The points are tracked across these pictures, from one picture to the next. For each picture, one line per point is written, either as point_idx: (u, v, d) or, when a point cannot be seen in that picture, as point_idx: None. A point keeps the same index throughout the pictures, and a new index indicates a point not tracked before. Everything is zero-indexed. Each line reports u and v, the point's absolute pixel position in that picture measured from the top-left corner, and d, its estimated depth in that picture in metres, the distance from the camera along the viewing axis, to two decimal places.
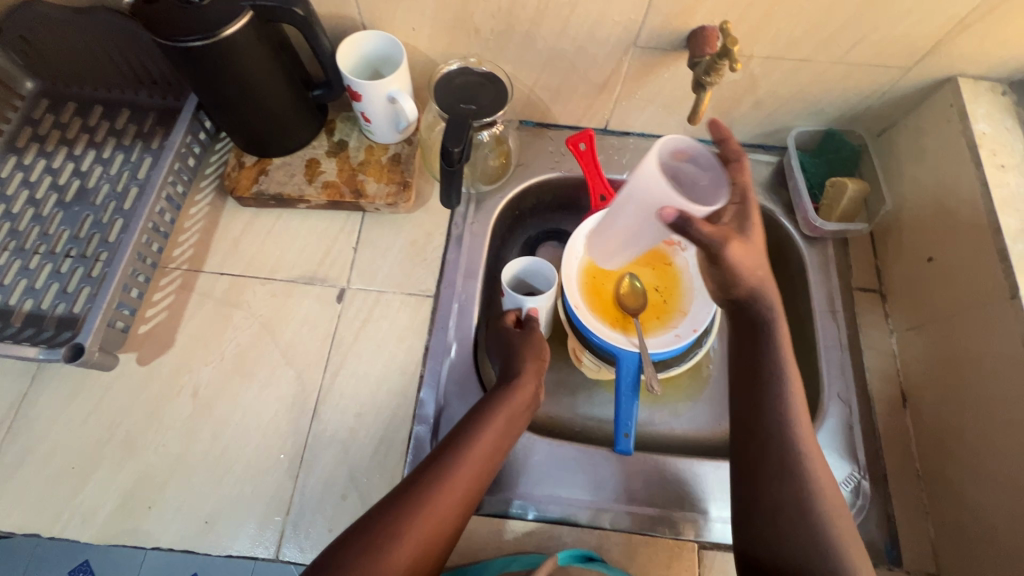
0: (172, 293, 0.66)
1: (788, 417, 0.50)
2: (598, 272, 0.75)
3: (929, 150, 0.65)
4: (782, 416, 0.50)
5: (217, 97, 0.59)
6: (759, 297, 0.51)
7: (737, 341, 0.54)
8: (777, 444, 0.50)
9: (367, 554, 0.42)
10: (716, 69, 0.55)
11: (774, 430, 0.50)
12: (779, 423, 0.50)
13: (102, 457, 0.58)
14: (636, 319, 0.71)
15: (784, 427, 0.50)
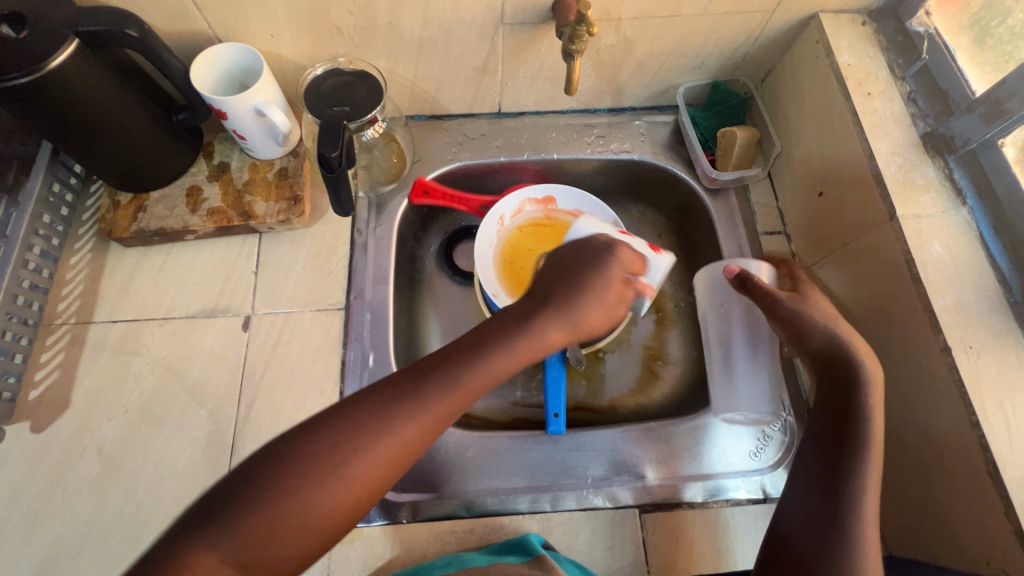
0: (62, 350, 0.62)
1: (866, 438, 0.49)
2: (513, 257, 0.75)
3: (805, 88, 0.66)
4: (858, 453, 0.49)
5: (67, 138, 0.55)
6: (845, 354, 0.53)
7: (822, 398, 0.54)
8: (842, 485, 0.48)
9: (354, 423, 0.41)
10: (579, 36, 0.54)
11: (857, 460, 0.49)
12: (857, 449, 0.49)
13: (4, 538, 0.54)
14: None
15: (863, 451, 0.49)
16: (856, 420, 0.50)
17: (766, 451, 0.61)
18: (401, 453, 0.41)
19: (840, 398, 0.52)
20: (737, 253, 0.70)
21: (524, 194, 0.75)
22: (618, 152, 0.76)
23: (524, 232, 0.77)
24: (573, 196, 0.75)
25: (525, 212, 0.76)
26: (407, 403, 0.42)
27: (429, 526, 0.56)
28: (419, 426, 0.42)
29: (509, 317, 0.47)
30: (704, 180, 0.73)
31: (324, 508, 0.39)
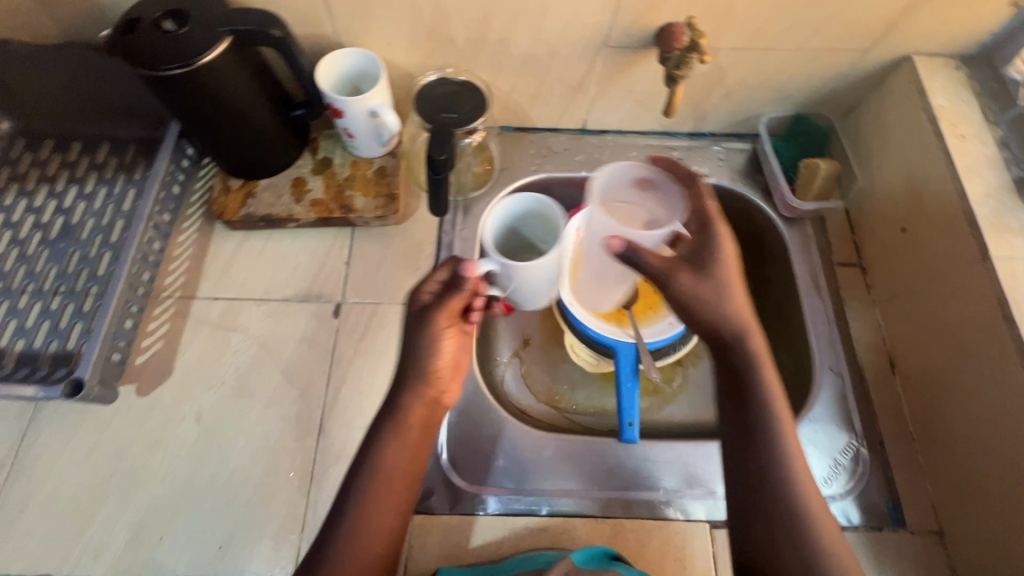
0: (167, 321, 0.66)
1: (769, 414, 0.49)
2: None
3: (893, 126, 0.68)
4: (782, 448, 0.48)
5: (202, 122, 0.60)
6: (738, 333, 0.50)
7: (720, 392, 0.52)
8: (769, 480, 0.47)
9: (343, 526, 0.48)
10: (687, 63, 0.58)
11: (768, 447, 0.48)
12: (764, 433, 0.48)
13: (108, 492, 0.57)
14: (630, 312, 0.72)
15: (767, 441, 0.48)
16: (746, 400, 0.49)
17: (838, 479, 0.61)
18: (384, 517, 0.49)
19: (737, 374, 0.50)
20: (812, 282, 0.72)
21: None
22: (696, 175, 0.79)
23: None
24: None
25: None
26: (376, 489, 0.49)
27: (505, 520, 0.58)
28: (396, 497, 0.50)
29: (409, 370, 0.54)
30: (782, 208, 0.75)
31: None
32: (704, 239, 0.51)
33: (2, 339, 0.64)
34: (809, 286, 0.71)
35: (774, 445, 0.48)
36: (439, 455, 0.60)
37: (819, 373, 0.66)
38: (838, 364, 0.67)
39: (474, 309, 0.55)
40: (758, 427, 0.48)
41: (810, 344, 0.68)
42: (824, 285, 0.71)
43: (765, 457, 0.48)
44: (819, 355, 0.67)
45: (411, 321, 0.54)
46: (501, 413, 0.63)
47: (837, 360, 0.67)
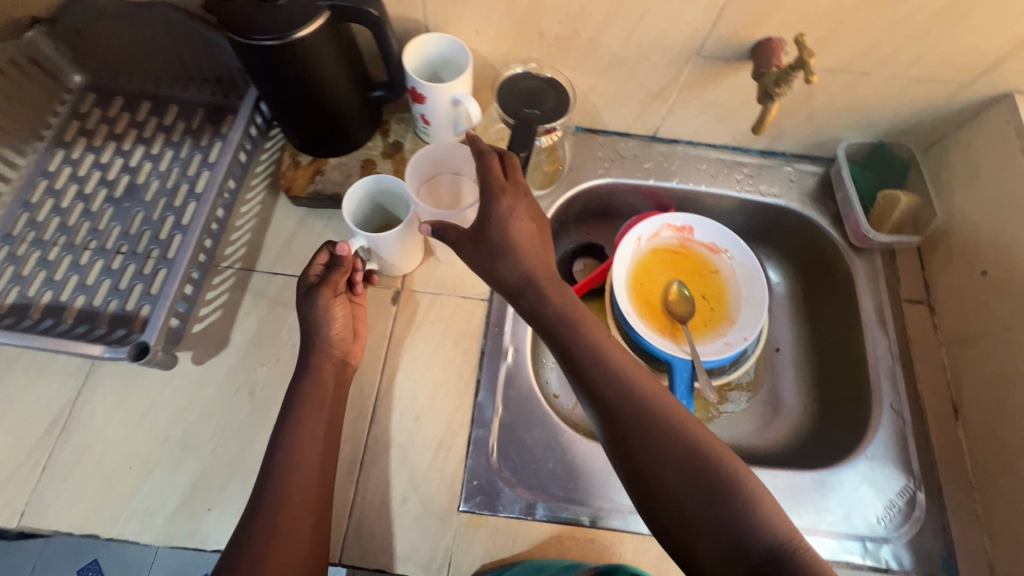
0: (226, 291, 0.66)
1: (603, 366, 0.50)
2: (644, 279, 0.76)
3: (983, 165, 0.66)
4: (607, 384, 0.49)
5: (284, 96, 0.59)
6: (522, 278, 0.54)
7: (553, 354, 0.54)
8: (629, 418, 0.47)
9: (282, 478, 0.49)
10: (787, 81, 0.55)
11: (614, 388, 0.49)
12: (606, 379, 0.49)
13: (159, 458, 0.57)
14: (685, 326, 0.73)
15: (617, 380, 0.49)
16: (580, 359, 0.51)
17: (892, 520, 0.60)
18: (314, 480, 0.50)
19: (556, 337, 0.53)
20: (877, 316, 0.70)
21: (665, 219, 0.76)
22: (765, 194, 0.77)
23: (658, 255, 0.77)
24: (712, 229, 0.76)
25: (661, 237, 0.77)
26: (281, 454, 0.50)
27: (552, 528, 0.57)
28: (315, 462, 0.51)
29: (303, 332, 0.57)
30: (852, 237, 0.73)
31: (286, 555, 0.46)
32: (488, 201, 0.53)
33: (63, 294, 0.64)
34: (874, 320, 0.70)
35: (621, 382, 0.49)
36: (489, 455, 0.60)
37: (879, 410, 0.65)
38: (899, 403, 0.65)
39: (358, 283, 0.61)
40: (588, 374, 0.50)
41: (872, 379, 0.67)
42: (889, 321, 0.70)
43: (607, 391, 0.49)
44: (880, 392, 0.66)
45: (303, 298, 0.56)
46: (554, 419, 0.62)
47: (898, 399, 0.65)
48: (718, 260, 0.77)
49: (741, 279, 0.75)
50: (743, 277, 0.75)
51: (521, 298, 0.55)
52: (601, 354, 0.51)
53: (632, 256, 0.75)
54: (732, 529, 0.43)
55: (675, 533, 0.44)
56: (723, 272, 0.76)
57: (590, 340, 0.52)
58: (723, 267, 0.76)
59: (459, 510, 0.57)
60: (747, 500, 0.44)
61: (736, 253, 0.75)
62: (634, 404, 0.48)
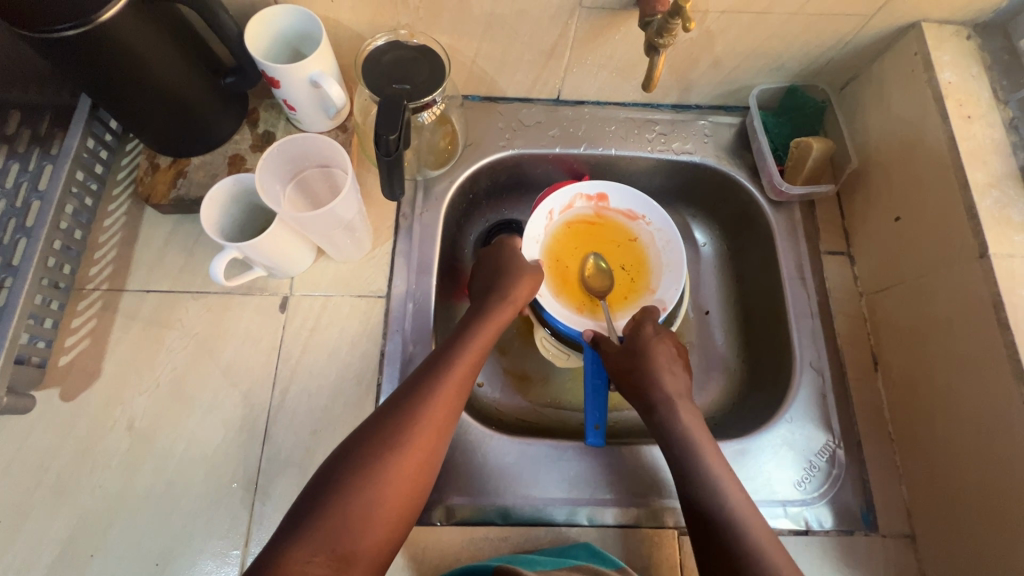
0: (93, 317, 0.60)
1: (703, 461, 0.52)
2: (560, 254, 0.71)
3: (894, 103, 0.62)
4: (702, 466, 0.52)
5: (110, 95, 0.52)
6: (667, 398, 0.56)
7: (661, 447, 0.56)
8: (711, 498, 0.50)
9: (378, 449, 0.46)
10: (669, 30, 0.49)
11: (699, 471, 0.52)
12: (699, 466, 0.52)
13: (32, 507, 0.53)
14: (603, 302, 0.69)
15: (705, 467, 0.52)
16: (683, 458, 0.53)
17: (811, 481, 0.59)
18: (446, 409, 0.50)
19: (672, 447, 0.54)
20: (797, 272, 0.67)
21: (578, 188, 0.71)
22: (679, 152, 0.72)
23: (573, 227, 0.73)
24: (628, 195, 0.71)
25: (575, 208, 0.72)
26: (429, 385, 0.50)
27: (464, 530, 0.55)
28: (445, 398, 0.50)
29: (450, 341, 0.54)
30: (769, 191, 0.70)
31: (408, 467, 0.46)
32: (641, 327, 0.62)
33: None
34: (793, 276, 0.67)
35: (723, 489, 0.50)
36: None
37: (799, 370, 0.63)
38: (819, 360, 0.63)
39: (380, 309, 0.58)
40: (696, 485, 0.51)
41: (793, 338, 0.65)
42: (809, 276, 0.67)
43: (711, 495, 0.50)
44: (800, 350, 0.64)
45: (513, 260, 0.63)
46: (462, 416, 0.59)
47: (819, 357, 0.63)
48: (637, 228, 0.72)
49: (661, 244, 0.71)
50: (662, 243, 0.71)
51: (656, 411, 0.56)
52: (706, 447, 0.53)
53: (544, 230, 0.71)
54: None
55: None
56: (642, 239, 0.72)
57: (705, 451, 0.53)
58: (643, 234, 0.72)
59: None
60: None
61: (655, 219, 0.71)
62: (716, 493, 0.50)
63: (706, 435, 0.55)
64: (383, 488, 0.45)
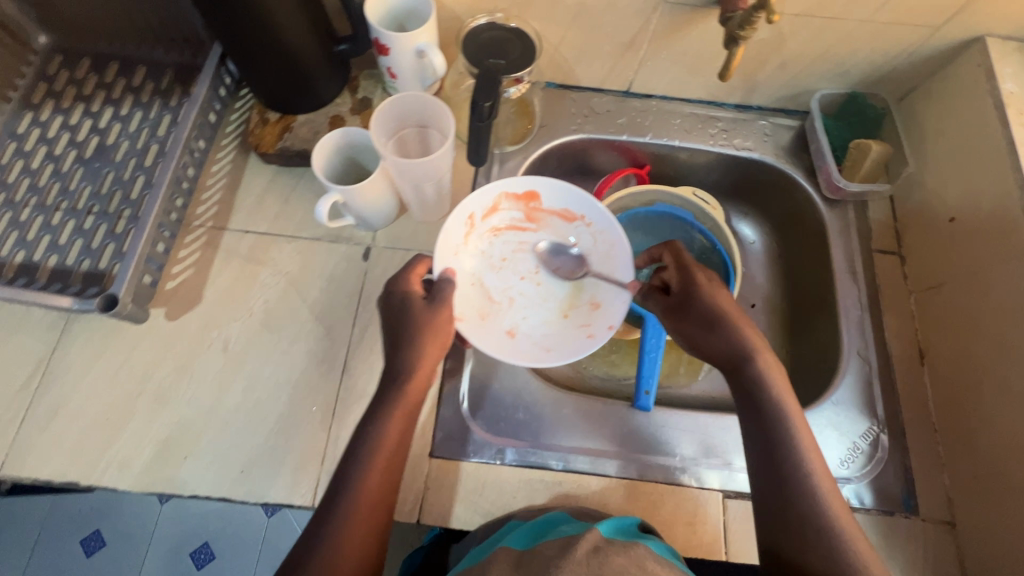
0: (198, 250, 0.66)
1: (783, 416, 0.50)
2: (487, 267, 0.66)
3: (955, 111, 0.65)
4: (778, 426, 0.50)
5: (244, 48, 0.59)
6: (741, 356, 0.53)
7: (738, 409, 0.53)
8: (779, 462, 0.48)
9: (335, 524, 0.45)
10: (751, 23, 0.54)
11: (774, 437, 0.49)
12: (775, 424, 0.50)
13: (135, 409, 0.58)
14: (571, 327, 0.64)
15: (778, 428, 0.49)
16: (761, 414, 0.51)
17: (855, 462, 0.61)
18: (381, 469, 0.48)
19: (757, 405, 0.51)
20: (848, 266, 0.70)
21: (501, 190, 0.63)
22: (740, 148, 0.76)
23: (502, 232, 0.66)
24: (564, 194, 0.63)
25: (502, 210, 0.65)
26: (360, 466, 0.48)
27: (521, 472, 0.58)
28: (384, 463, 0.49)
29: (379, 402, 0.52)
30: (826, 188, 0.73)
31: (350, 555, 0.44)
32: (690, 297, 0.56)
33: (36, 254, 0.64)
34: (844, 270, 0.70)
35: (803, 468, 0.48)
36: (459, 404, 0.61)
37: (846, 357, 0.66)
38: (866, 349, 0.66)
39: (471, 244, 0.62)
40: (781, 459, 0.48)
41: (840, 328, 0.67)
42: (860, 270, 0.70)
43: (785, 471, 0.48)
44: (847, 339, 0.66)
45: (405, 318, 0.53)
46: (523, 368, 0.64)
47: (866, 346, 0.66)
48: (575, 226, 0.65)
49: (604, 249, 0.65)
50: (608, 245, 0.64)
51: (742, 361, 0.53)
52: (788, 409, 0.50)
53: (465, 241, 0.64)
54: None
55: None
56: (581, 236, 0.66)
57: (789, 418, 0.50)
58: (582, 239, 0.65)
59: (430, 456, 0.58)
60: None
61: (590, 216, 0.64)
62: (785, 455, 0.49)
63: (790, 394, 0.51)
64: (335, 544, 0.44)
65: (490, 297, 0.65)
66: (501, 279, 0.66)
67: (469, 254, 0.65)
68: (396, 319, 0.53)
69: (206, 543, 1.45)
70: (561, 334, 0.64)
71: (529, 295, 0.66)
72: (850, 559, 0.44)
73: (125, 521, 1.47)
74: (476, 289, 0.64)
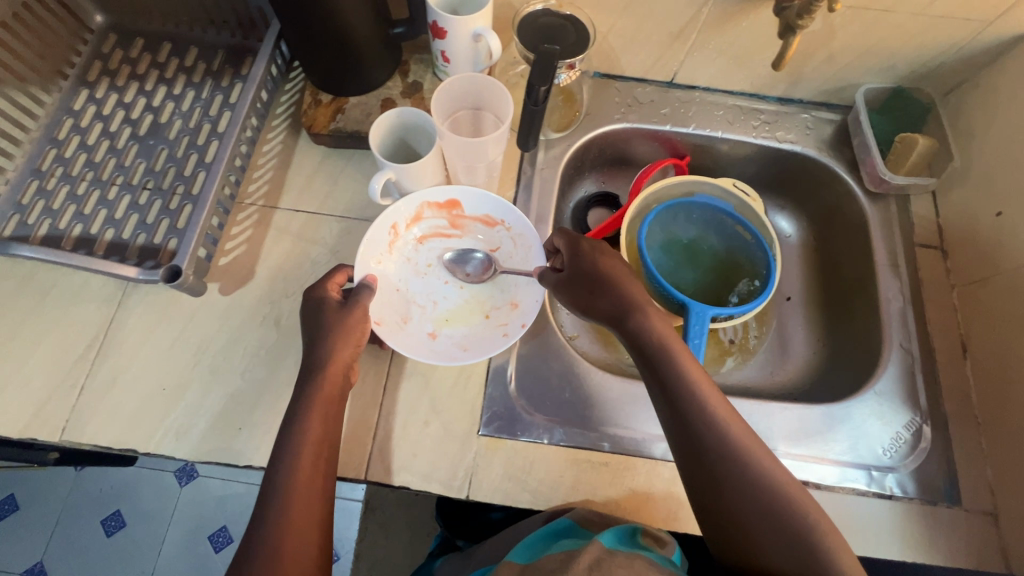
0: (250, 227, 0.67)
1: (677, 367, 0.52)
2: (414, 275, 0.65)
3: (1004, 106, 0.66)
4: (677, 379, 0.52)
5: (306, 29, 0.59)
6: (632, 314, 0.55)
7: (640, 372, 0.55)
8: (684, 413, 0.51)
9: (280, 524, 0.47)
10: (810, 12, 0.54)
11: (674, 390, 0.52)
12: (674, 376, 0.52)
13: (191, 380, 0.59)
14: (436, 329, 0.62)
15: (679, 378, 0.52)
16: (658, 370, 0.53)
17: (897, 451, 0.62)
18: (312, 448, 0.50)
19: (649, 357, 0.54)
20: (890, 259, 0.71)
21: (424, 199, 0.63)
22: (782, 140, 0.77)
23: (425, 240, 0.66)
24: (480, 200, 0.64)
25: (425, 219, 0.65)
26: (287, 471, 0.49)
27: (569, 451, 0.59)
28: (308, 462, 0.49)
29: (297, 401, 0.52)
30: (868, 181, 0.73)
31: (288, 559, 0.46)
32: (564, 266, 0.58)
33: (93, 227, 0.65)
34: (886, 263, 0.70)
35: (701, 406, 0.51)
36: (507, 383, 0.62)
37: (888, 349, 0.66)
38: (909, 342, 0.66)
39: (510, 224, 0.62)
40: (678, 401, 0.51)
41: (882, 320, 0.68)
42: (902, 264, 0.70)
43: (682, 410, 0.51)
44: (889, 331, 0.67)
45: (320, 318, 0.55)
46: (570, 350, 0.64)
47: (908, 338, 0.67)
48: (493, 230, 0.66)
49: (521, 251, 0.65)
50: (524, 248, 0.64)
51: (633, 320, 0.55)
52: (682, 359, 0.53)
53: (389, 249, 0.64)
54: (768, 516, 0.47)
55: (738, 544, 0.48)
56: (502, 241, 0.66)
57: (678, 360, 0.53)
58: (501, 242, 0.66)
59: (479, 433, 0.59)
60: (838, 563, 0.45)
61: (506, 218, 0.64)
62: (688, 405, 0.51)
63: (681, 346, 0.55)
64: (283, 521, 0.47)
65: (414, 303, 0.63)
66: (427, 285, 0.65)
67: (394, 262, 0.64)
68: (312, 320, 0.55)
69: (224, 526, 1.47)
70: (442, 334, 0.62)
71: (452, 301, 0.64)
72: (762, 490, 0.48)
73: (145, 502, 1.48)
74: (399, 295, 0.63)
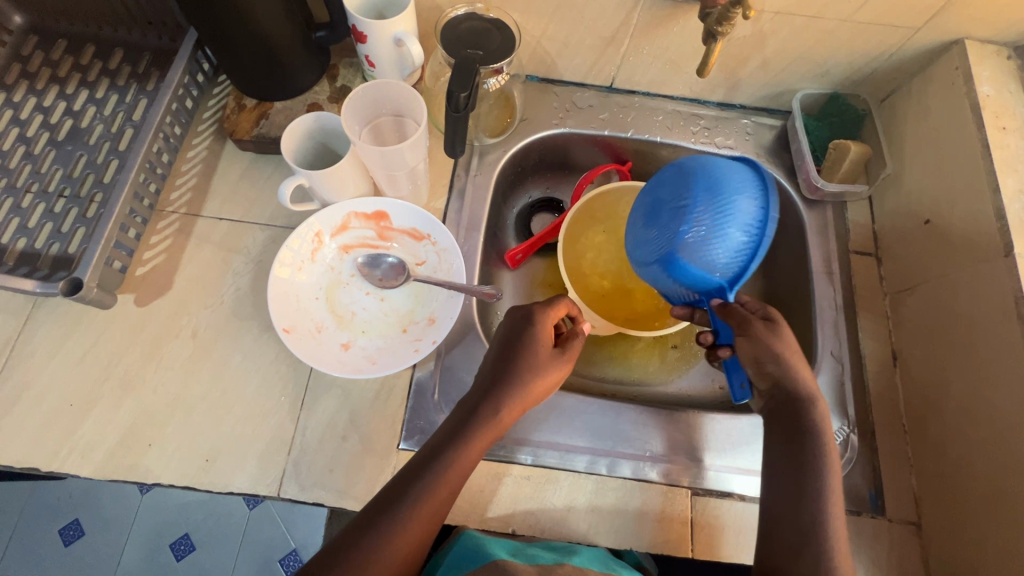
0: (170, 236, 0.65)
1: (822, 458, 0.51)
2: (334, 284, 0.63)
3: (934, 114, 0.65)
4: (813, 466, 0.51)
5: (217, 33, 0.58)
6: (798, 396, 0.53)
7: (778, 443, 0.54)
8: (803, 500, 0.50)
9: None
10: (728, 18, 0.53)
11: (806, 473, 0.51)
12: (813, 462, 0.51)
13: (101, 395, 0.58)
14: (348, 340, 0.61)
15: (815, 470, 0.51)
16: (799, 449, 0.52)
17: None
18: None
19: (793, 439, 0.52)
20: (825, 267, 0.70)
21: (348, 209, 0.62)
22: (721, 146, 0.76)
23: (351, 249, 0.65)
24: (408, 212, 0.63)
25: (351, 228, 0.64)
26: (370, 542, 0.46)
27: (490, 465, 0.58)
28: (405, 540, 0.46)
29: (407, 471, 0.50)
30: (805, 188, 0.73)
31: None
32: (773, 335, 0.52)
33: (4, 236, 0.63)
34: (821, 270, 0.70)
35: (823, 493, 0.50)
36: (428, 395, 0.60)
37: (819, 358, 0.66)
38: (840, 350, 0.66)
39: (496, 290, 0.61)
40: (806, 483, 0.50)
41: (815, 328, 0.68)
42: (836, 271, 0.70)
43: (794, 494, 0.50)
44: (821, 340, 0.67)
45: (530, 365, 0.53)
46: None
47: (839, 347, 0.66)
48: (421, 243, 0.64)
49: (446, 267, 0.63)
50: (447, 263, 0.63)
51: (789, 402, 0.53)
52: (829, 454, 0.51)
53: (311, 258, 0.63)
54: None
55: None
56: (428, 255, 0.64)
57: (826, 452, 0.51)
58: (425, 255, 0.64)
59: (398, 448, 0.57)
60: None
61: (433, 232, 0.63)
62: (815, 493, 0.50)
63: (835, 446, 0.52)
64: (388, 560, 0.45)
65: (332, 312, 0.62)
66: (347, 296, 0.64)
67: (315, 271, 0.63)
68: (528, 369, 0.52)
69: (186, 534, 1.44)
70: (354, 345, 0.61)
71: (371, 313, 0.63)
72: None
73: (104, 512, 1.45)
74: (317, 304, 0.62)
